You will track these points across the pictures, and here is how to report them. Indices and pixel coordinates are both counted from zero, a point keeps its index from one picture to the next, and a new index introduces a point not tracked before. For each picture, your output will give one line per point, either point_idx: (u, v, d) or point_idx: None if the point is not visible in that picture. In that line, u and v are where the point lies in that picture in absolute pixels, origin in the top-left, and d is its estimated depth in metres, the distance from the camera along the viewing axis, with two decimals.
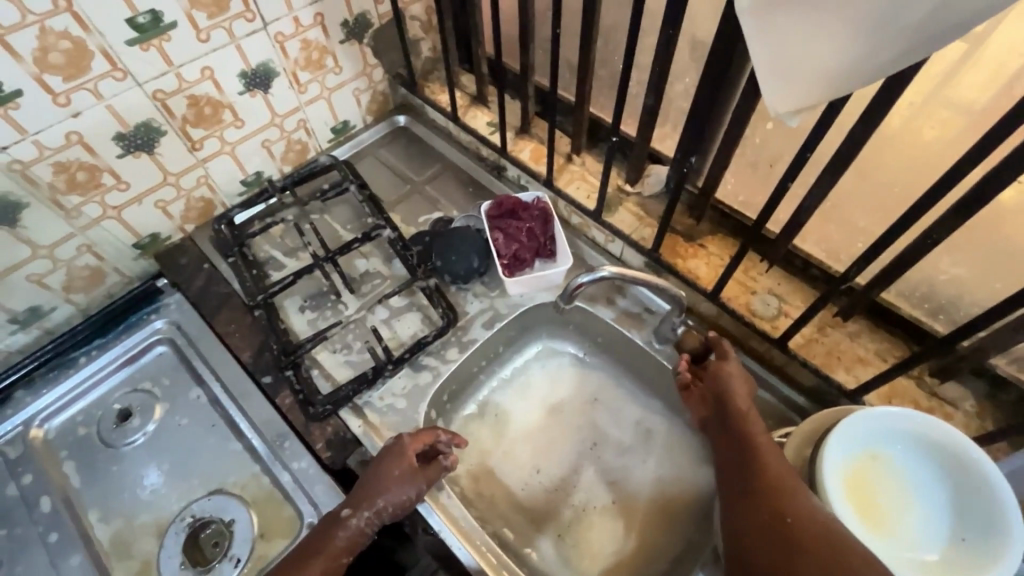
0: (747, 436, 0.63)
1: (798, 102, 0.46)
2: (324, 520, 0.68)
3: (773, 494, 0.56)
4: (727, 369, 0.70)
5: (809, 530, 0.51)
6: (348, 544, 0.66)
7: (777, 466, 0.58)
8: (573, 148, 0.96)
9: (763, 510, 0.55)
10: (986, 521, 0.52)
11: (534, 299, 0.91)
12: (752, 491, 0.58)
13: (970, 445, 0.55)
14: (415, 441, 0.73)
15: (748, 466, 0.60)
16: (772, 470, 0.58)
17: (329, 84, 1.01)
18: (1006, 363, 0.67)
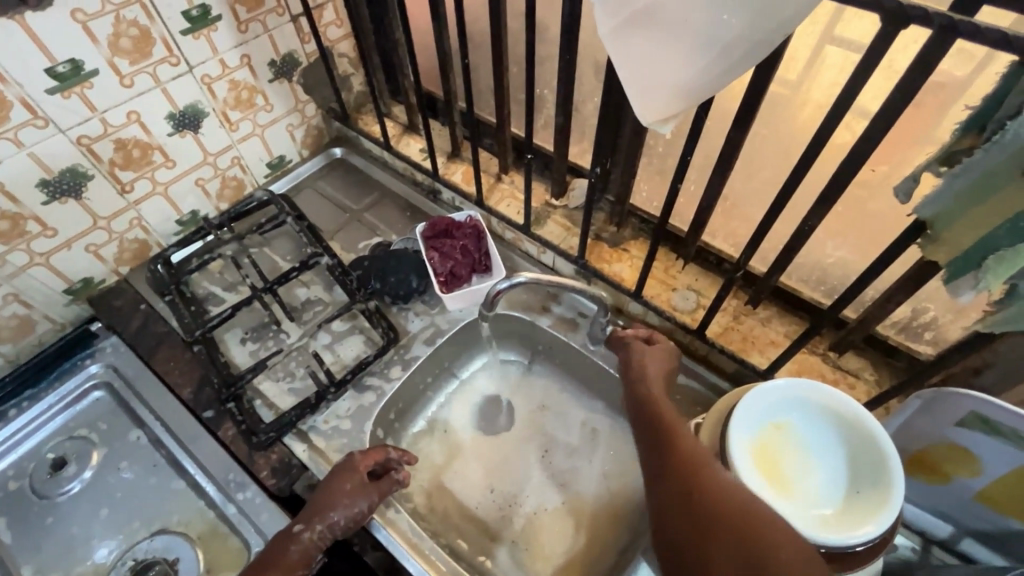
0: (662, 416, 0.64)
1: (662, 113, 0.51)
2: (275, 540, 0.68)
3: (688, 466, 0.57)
4: (649, 354, 0.73)
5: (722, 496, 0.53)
6: (302, 557, 0.67)
7: (690, 444, 0.59)
8: (501, 168, 1.02)
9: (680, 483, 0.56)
10: (875, 471, 0.58)
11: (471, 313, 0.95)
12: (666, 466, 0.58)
13: (852, 404, 0.60)
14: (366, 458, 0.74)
15: (664, 446, 0.60)
16: (688, 448, 0.59)
17: (261, 121, 1.03)
18: (895, 333, 0.75)
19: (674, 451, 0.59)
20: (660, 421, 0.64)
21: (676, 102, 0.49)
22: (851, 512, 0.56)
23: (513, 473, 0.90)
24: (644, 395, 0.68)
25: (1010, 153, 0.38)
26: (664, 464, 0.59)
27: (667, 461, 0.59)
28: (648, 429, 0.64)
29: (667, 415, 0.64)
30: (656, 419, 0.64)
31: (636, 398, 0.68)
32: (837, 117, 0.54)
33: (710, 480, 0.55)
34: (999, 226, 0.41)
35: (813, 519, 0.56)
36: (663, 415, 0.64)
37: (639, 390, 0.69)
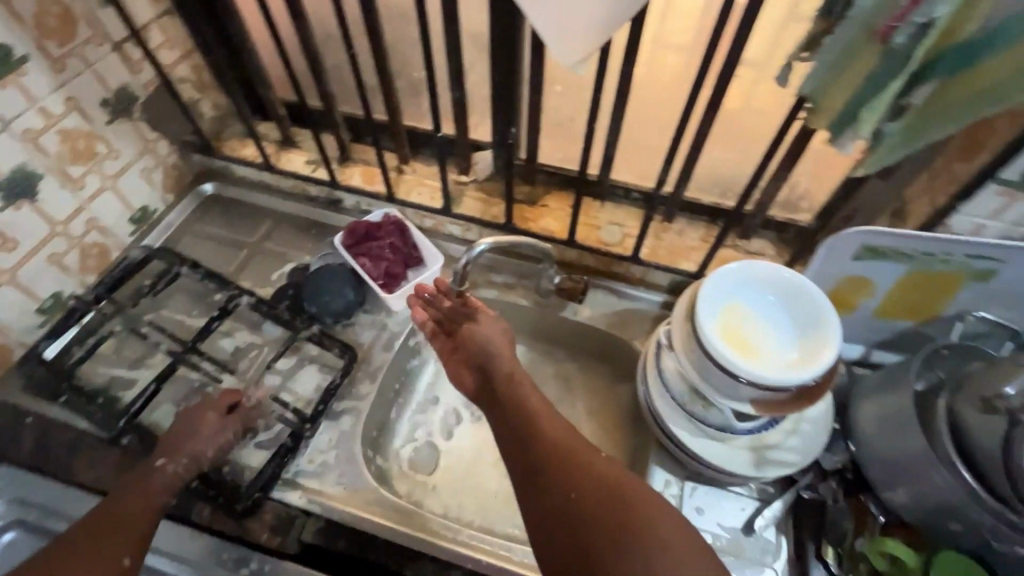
0: (523, 405, 0.67)
1: (579, 51, 0.55)
2: (129, 479, 0.69)
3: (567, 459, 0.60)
4: (487, 325, 0.75)
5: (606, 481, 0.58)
6: (164, 487, 0.68)
7: (560, 433, 0.63)
8: (400, 160, 1.00)
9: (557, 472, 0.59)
10: (813, 314, 0.69)
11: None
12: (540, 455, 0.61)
13: (782, 269, 0.71)
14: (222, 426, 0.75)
15: (534, 438, 0.63)
16: (569, 446, 0.61)
17: (109, 171, 0.89)
18: (780, 211, 0.89)
19: (541, 449, 0.62)
20: (522, 414, 0.66)
21: (591, 40, 0.54)
22: (808, 351, 0.67)
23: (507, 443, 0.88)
24: (504, 379, 0.70)
25: (859, 24, 0.49)
26: (540, 465, 0.61)
27: (536, 457, 0.61)
28: (513, 424, 0.65)
29: (531, 406, 0.66)
30: (520, 410, 0.66)
31: (501, 380, 0.70)
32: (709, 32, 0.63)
33: (586, 468, 0.59)
34: (861, 85, 0.52)
35: (784, 368, 0.66)
36: (527, 407, 0.66)
37: (502, 371, 0.71)
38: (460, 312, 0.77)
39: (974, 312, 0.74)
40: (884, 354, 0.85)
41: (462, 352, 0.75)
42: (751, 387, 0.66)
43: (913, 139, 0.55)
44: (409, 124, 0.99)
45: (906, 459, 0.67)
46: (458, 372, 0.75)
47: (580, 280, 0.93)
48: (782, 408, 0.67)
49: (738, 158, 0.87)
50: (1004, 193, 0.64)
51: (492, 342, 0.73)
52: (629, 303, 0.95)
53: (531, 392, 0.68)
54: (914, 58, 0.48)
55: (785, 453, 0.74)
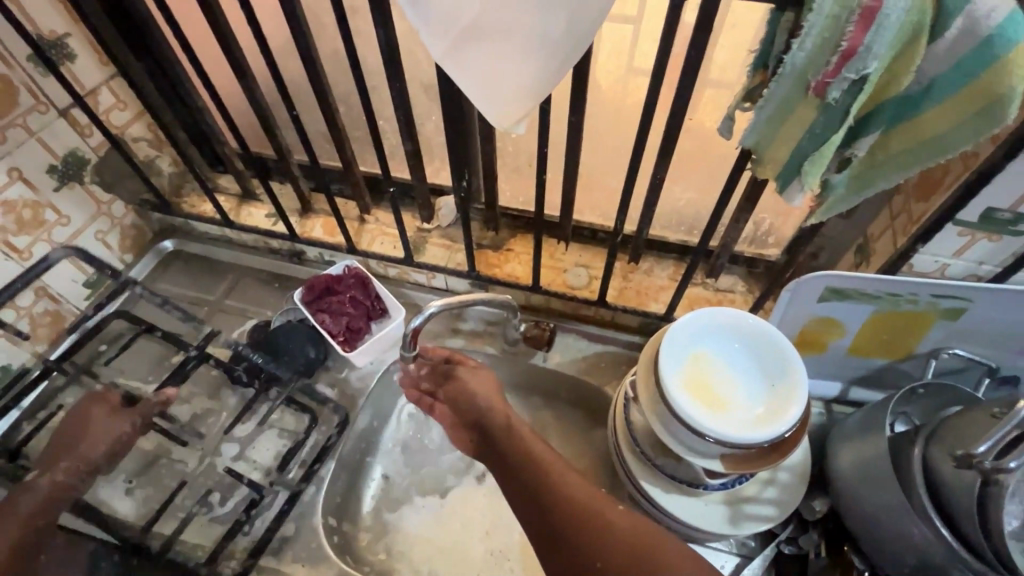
0: (538, 467, 0.64)
1: (515, 113, 0.53)
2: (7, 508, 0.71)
3: (579, 511, 0.59)
4: (471, 376, 0.76)
5: (625, 534, 0.57)
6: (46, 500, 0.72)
7: (567, 478, 0.63)
8: (361, 210, 0.99)
9: (572, 523, 0.59)
10: (782, 361, 0.67)
11: (386, 362, 0.90)
12: (550, 506, 0.61)
13: (746, 315, 0.69)
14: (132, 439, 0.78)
15: (543, 487, 0.62)
16: (578, 496, 0.61)
17: (59, 238, 0.88)
18: (748, 247, 0.87)
19: (551, 499, 0.61)
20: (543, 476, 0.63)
21: (526, 101, 0.52)
22: (777, 403, 0.64)
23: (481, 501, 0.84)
24: (512, 436, 0.69)
25: (794, 80, 0.47)
26: (554, 515, 0.60)
27: (556, 521, 0.60)
28: (520, 477, 0.65)
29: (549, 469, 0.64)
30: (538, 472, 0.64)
31: (511, 439, 0.68)
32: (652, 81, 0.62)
33: (600, 517, 0.59)
34: (802, 139, 0.50)
35: (750, 423, 0.63)
36: (545, 467, 0.64)
37: (513, 432, 0.69)
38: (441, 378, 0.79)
39: (947, 349, 0.71)
40: (861, 391, 0.83)
41: (455, 411, 0.76)
42: (718, 445, 0.63)
43: (860, 188, 0.53)
44: (369, 174, 0.98)
45: (881, 512, 0.64)
46: (460, 434, 0.76)
47: (546, 328, 0.90)
48: (751, 466, 0.64)
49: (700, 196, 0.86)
50: (965, 235, 0.60)
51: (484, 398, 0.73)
52: (600, 346, 0.92)
53: (550, 454, 0.66)
54: (852, 111, 0.46)
55: (761, 506, 0.71)
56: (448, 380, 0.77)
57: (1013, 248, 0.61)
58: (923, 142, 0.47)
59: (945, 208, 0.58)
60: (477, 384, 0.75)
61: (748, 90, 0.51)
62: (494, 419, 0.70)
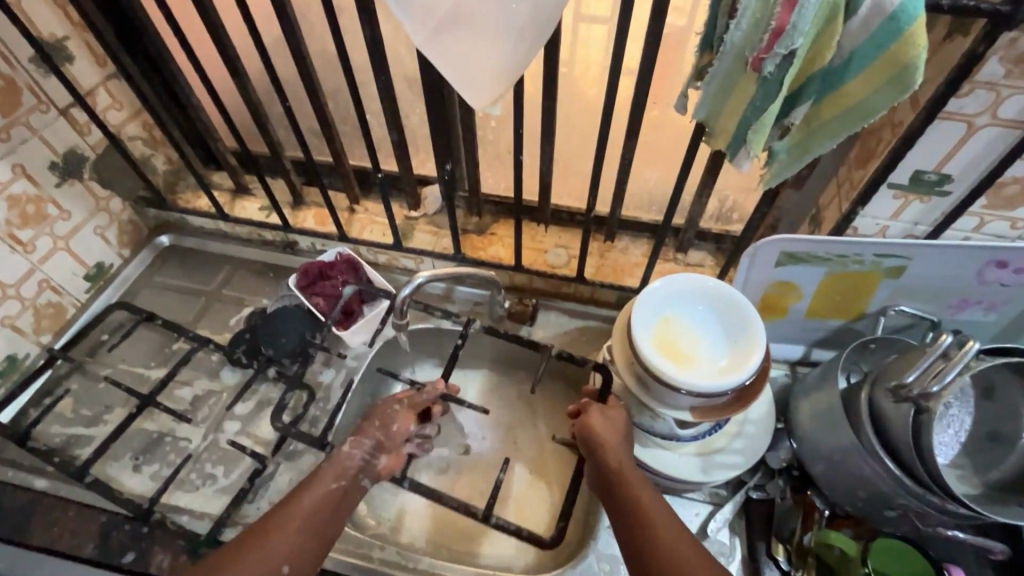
0: (643, 512, 0.62)
1: (491, 94, 0.59)
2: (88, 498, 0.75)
3: None
4: (600, 418, 0.70)
5: None
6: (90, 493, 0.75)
7: (679, 544, 0.59)
8: (351, 201, 1.04)
9: None
10: (741, 318, 0.73)
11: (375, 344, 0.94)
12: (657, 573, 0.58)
13: (707, 280, 0.76)
14: (403, 425, 0.76)
15: (650, 549, 0.59)
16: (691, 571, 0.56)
17: (61, 232, 0.91)
18: (714, 223, 0.94)
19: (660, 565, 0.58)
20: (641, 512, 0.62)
21: (499, 82, 0.58)
22: (739, 355, 0.70)
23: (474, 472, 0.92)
24: (625, 485, 0.65)
25: (733, 57, 0.53)
26: None
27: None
28: (632, 532, 0.61)
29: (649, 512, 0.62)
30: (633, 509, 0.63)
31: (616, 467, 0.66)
32: (615, 67, 0.68)
33: None
34: (746, 110, 0.56)
35: (716, 373, 0.69)
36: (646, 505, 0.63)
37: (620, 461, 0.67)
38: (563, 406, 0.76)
39: (894, 306, 0.78)
40: (821, 352, 0.89)
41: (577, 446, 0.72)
42: (689, 396, 0.69)
43: (802, 155, 0.60)
44: (357, 167, 1.03)
45: (835, 452, 0.70)
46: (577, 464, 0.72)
47: (528, 304, 0.96)
48: (718, 414, 0.70)
49: (667, 177, 0.92)
50: (899, 197, 0.68)
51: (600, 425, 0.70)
52: (581, 321, 0.98)
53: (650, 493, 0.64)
54: (786, 83, 0.52)
55: (730, 456, 0.77)
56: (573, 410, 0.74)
57: (941, 209, 0.68)
58: (851, 108, 0.54)
59: (877, 172, 0.65)
60: (610, 425, 0.70)
61: (697, 69, 0.57)
62: (612, 467, 0.66)
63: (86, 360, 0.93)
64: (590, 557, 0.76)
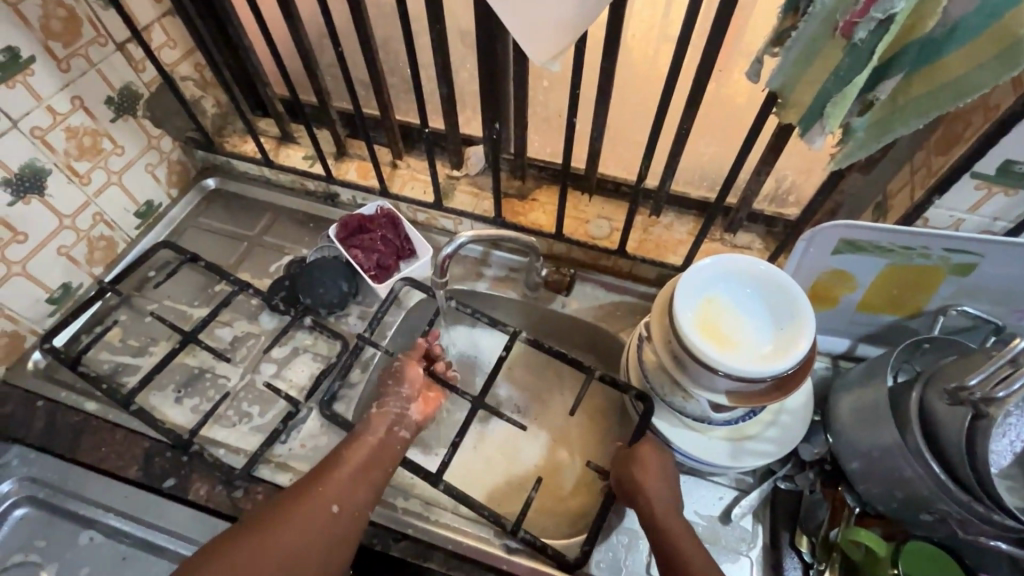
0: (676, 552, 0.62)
1: (550, 50, 0.56)
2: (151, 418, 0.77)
3: None
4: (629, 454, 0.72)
5: None
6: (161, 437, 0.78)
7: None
8: (394, 155, 1.03)
9: None
10: (789, 306, 0.70)
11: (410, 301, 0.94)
12: None
13: (758, 264, 0.73)
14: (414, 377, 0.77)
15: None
16: None
17: (115, 167, 0.93)
18: (768, 204, 0.89)
19: None
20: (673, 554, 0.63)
21: (563, 37, 0.55)
22: (784, 343, 0.68)
23: (502, 436, 0.93)
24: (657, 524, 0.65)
25: (822, 21, 0.49)
26: None
27: None
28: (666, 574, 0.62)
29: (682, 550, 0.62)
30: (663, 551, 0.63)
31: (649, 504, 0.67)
32: (688, 26, 0.64)
33: None
34: (827, 81, 0.52)
35: (758, 359, 0.67)
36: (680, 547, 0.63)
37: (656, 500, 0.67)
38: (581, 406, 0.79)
39: (956, 306, 0.74)
40: (868, 348, 0.86)
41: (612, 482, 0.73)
42: (727, 378, 0.67)
43: (882, 134, 0.55)
44: (402, 121, 1.01)
45: (877, 451, 0.67)
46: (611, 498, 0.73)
47: (566, 273, 0.94)
48: (754, 400, 0.68)
49: (723, 151, 0.87)
50: (982, 188, 0.63)
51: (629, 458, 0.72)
52: (617, 296, 0.96)
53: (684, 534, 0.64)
54: (878, 53, 0.48)
55: (763, 444, 0.75)
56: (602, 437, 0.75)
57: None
58: (947, 84, 0.49)
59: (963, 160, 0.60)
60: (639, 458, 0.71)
61: (778, 33, 0.53)
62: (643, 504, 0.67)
63: (134, 295, 0.96)
64: (611, 527, 0.77)
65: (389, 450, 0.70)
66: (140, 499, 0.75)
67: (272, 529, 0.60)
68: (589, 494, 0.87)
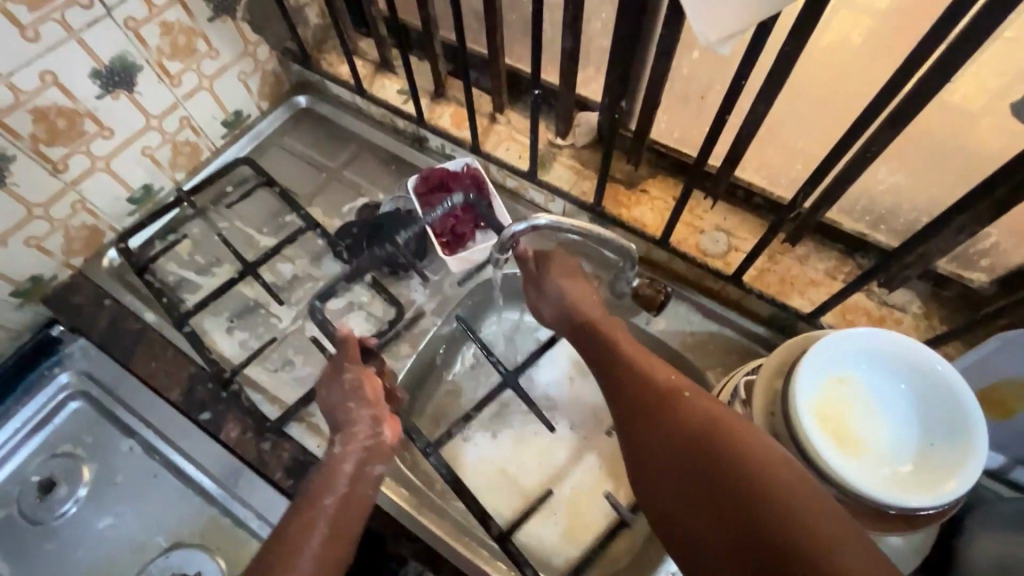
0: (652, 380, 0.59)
1: (729, 26, 0.43)
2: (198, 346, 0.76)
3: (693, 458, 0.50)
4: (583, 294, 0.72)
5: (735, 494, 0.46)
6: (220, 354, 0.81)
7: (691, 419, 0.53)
8: (495, 107, 0.90)
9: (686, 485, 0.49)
10: (950, 420, 0.53)
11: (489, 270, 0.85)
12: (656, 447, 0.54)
13: (934, 357, 0.54)
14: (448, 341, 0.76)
15: (646, 403, 0.57)
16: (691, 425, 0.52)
17: (207, 71, 0.88)
18: (947, 263, 0.68)
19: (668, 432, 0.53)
20: (794, 532, 0.41)
21: (747, 12, 0.42)
22: (930, 468, 0.52)
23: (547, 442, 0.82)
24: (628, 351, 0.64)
25: None
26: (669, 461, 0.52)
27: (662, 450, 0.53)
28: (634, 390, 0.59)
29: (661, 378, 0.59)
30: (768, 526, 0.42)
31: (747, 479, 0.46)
32: None
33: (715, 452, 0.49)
34: None
35: (885, 481, 0.52)
36: (809, 522, 0.41)
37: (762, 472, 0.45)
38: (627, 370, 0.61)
39: None
40: None
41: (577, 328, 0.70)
42: (834, 489, 0.53)
43: None
44: (512, 69, 0.87)
45: None
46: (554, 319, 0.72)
47: (660, 289, 0.79)
48: (868, 525, 0.53)
49: (906, 186, 0.66)
50: None
51: (696, 421, 0.52)
52: (714, 326, 0.81)
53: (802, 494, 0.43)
54: None
55: None
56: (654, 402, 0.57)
57: None
58: None
59: None
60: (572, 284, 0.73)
61: None
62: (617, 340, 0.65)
63: (209, 208, 0.94)
64: None
65: (359, 500, 0.59)
66: (177, 424, 0.75)
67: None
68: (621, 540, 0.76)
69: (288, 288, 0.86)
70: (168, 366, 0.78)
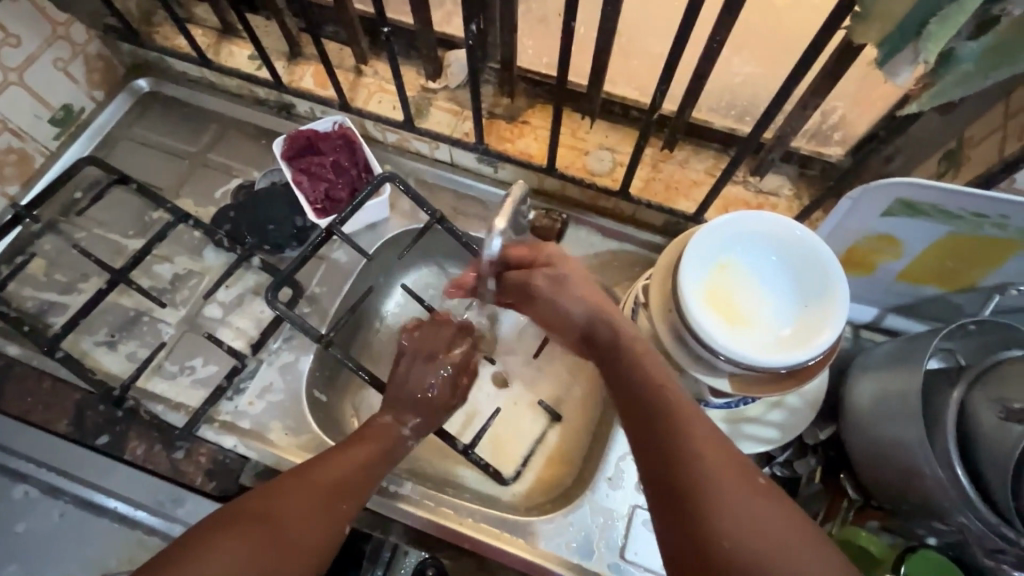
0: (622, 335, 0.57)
1: None
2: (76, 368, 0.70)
3: (671, 417, 0.48)
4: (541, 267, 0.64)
5: (716, 460, 0.45)
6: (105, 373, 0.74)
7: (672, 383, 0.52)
8: (358, 59, 0.85)
9: (661, 441, 0.47)
10: (818, 281, 0.58)
11: (392, 226, 0.83)
12: (636, 399, 0.51)
13: (794, 226, 0.59)
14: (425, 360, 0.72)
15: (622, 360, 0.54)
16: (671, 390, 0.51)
17: (12, 62, 0.75)
18: (807, 142, 0.72)
19: (647, 388, 0.51)
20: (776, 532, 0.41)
21: None
22: (808, 326, 0.57)
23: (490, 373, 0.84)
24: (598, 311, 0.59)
25: None
26: (644, 410, 0.50)
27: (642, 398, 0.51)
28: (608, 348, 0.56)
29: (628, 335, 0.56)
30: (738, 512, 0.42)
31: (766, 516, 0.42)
32: None
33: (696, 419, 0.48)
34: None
35: (770, 346, 0.56)
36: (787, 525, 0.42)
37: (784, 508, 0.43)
38: (637, 375, 0.52)
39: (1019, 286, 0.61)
40: (899, 320, 0.74)
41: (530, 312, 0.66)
42: (730, 364, 0.56)
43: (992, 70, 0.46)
44: (365, 14, 0.82)
45: (892, 448, 0.61)
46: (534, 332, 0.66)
47: (556, 219, 0.81)
48: (765, 389, 0.58)
49: None
50: None
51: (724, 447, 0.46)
52: (616, 244, 0.83)
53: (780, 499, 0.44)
54: None
55: (762, 428, 0.68)
56: (676, 417, 0.48)
57: None
58: None
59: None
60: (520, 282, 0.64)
61: None
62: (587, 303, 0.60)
63: (59, 219, 0.84)
64: (585, 507, 0.71)
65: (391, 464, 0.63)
66: (74, 456, 0.69)
67: (199, 552, 0.47)
68: (562, 468, 0.79)
69: (171, 288, 0.79)
70: (48, 399, 0.72)
